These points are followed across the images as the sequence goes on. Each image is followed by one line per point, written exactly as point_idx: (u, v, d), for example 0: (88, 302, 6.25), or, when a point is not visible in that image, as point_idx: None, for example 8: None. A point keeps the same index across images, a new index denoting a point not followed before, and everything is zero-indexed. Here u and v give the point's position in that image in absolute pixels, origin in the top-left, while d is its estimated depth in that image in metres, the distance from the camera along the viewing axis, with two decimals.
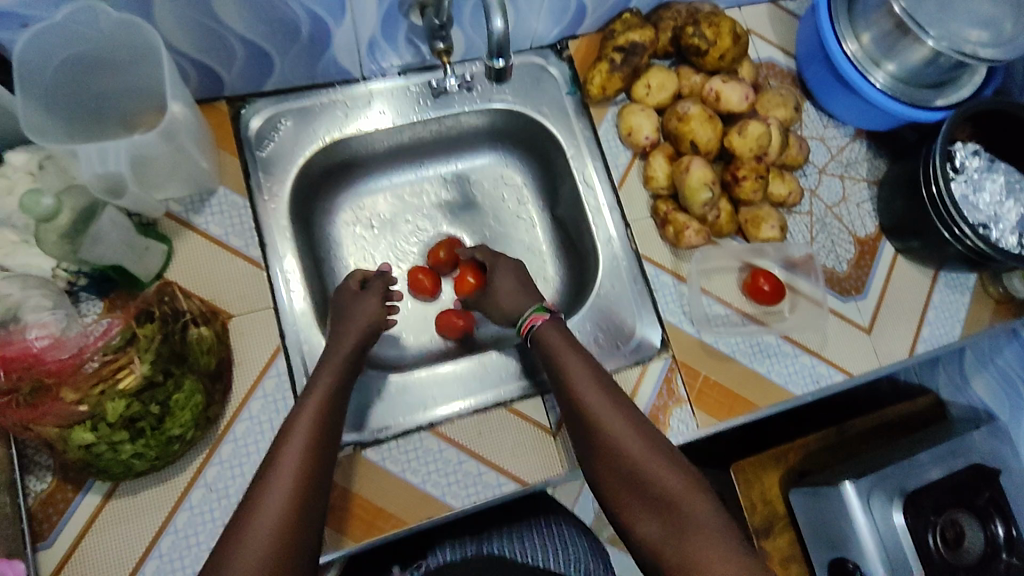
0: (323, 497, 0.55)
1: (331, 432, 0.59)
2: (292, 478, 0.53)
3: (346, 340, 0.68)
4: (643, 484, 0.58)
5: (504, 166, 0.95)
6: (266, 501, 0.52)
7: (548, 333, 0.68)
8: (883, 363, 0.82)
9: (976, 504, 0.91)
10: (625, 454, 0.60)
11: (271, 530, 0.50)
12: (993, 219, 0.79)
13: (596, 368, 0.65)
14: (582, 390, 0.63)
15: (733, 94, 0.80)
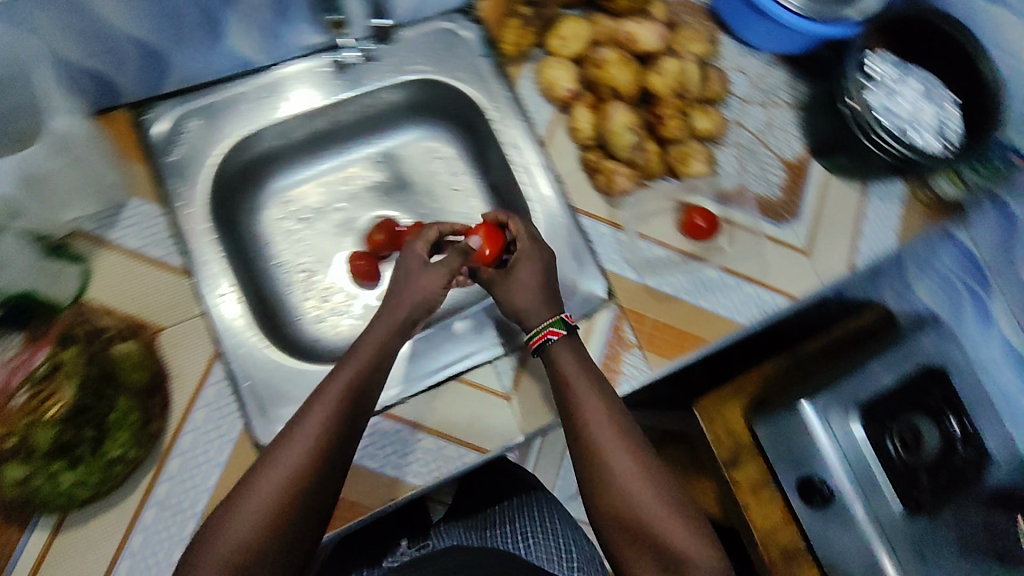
0: (322, 498, 0.56)
1: (342, 426, 0.58)
2: (285, 477, 0.55)
3: (395, 316, 0.67)
4: (650, 535, 0.61)
5: (430, 138, 0.92)
6: (254, 493, 0.54)
7: (562, 360, 0.68)
8: (826, 282, 0.84)
9: (930, 404, 0.94)
10: (637, 509, 0.62)
11: (254, 529, 0.53)
12: (912, 122, 0.79)
13: (611, 405, 0.66)
14: (595, 429, 0.64)
15: (648, 34, 0.78)
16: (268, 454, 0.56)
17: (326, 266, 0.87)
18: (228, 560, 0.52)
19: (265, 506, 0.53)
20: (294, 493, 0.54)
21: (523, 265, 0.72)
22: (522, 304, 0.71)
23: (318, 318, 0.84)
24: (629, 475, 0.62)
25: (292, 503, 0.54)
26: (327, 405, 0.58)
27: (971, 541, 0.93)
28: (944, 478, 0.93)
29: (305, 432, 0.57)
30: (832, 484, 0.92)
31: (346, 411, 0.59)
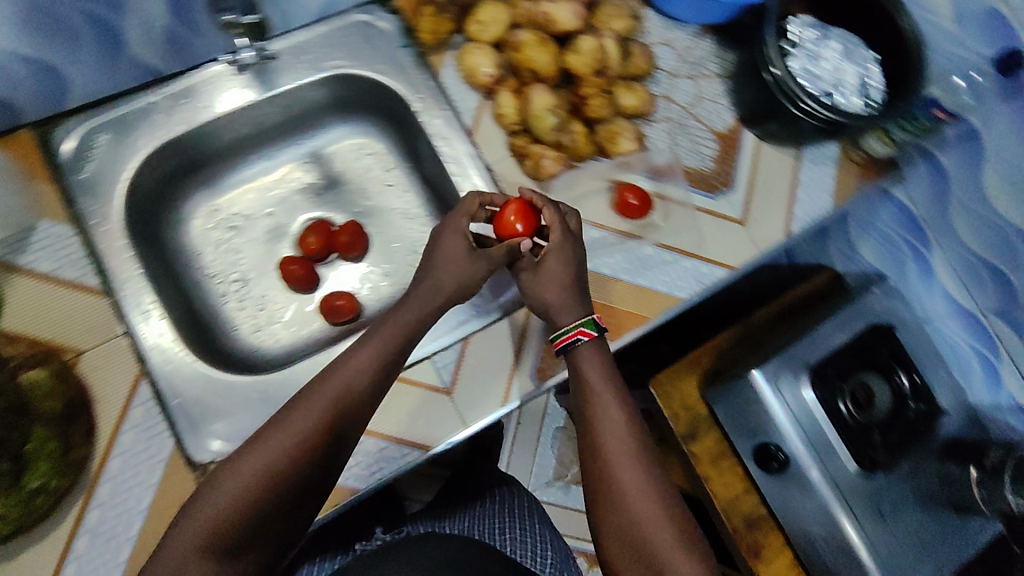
0: (301, 488, 0.58)
1: (339, 421, 0.59)
2: (271, 462, 0.56)
3: (436, 298, 0.68)
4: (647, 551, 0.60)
5: (361, 134, 0.91)
6: (240, 470, 0.56)
7: (585, 360, 0.67)
8: (763, 250, 0.84)
9: (879, 361, 0.95)
10: (636, 524, 0.60)
11: (231, 506, 0.55)
12: (835, 85, 0.78)
13: (630, 418, 0.65)
14: (606, 437, 0.64)
15: (564, 12, 0.76)
16: (263, 435, 0.58)
17: (260, 275, 0.86)
18: (202, 533, 0.55)
19: (246, 487, 0.56)
20: (275, 479, 0.56)
21: (552, 258, 0.69)
22: (552, 301, 0.69)
23: (255, 329, 0.83)
24: (634, 493, 0.61)
25: (273, 488, 0.56)
26: (327, 398, 0.60)
27: (929, 495, 0.93)
28: (896, 434, 0.93)
29: (301, 422, 0.58)
30: (787, 449, 0.93)
31: (347, 405, 0.60)
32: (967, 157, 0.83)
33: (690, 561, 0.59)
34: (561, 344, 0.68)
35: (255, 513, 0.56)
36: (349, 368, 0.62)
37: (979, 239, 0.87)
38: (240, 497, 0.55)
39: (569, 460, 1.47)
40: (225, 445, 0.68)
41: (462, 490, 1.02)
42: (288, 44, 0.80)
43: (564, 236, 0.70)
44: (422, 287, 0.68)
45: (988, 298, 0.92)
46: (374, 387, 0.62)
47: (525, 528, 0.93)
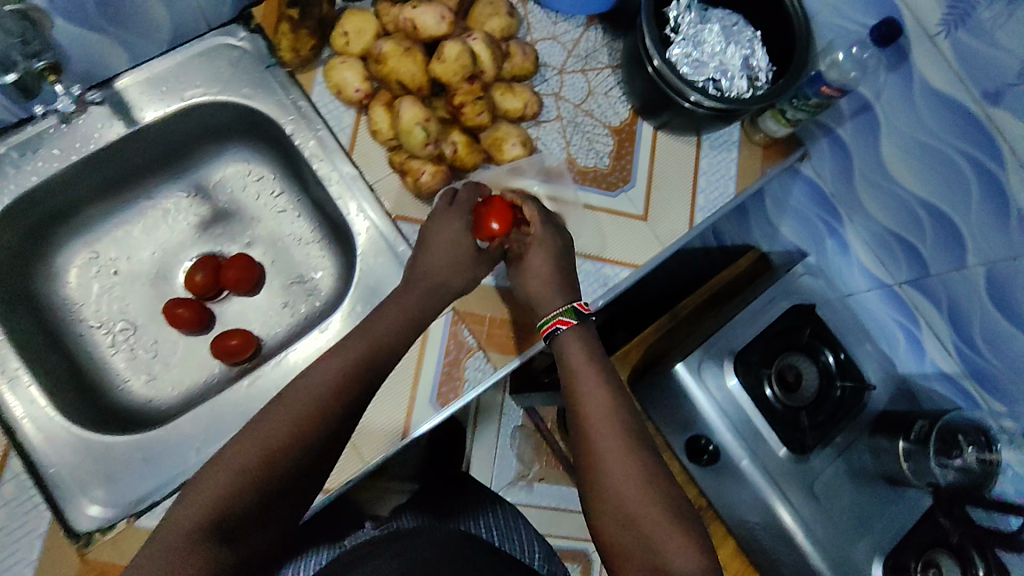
0: (322, 452, 0.58)
1: (347, 397, 0.60)
2: (277, 436, 0.56)
3: (451, 287, 0.70)
4: (637, 527, 0.58)
5: (247, 159, 0.86)
6: (246, 443, 0.56)
7: (569, 346, 0.68)
8: (668, 244, 0.81)
9: (802, 342, 0.95)
10: (624, 500, 0.59)
11: (237, 478, 0.53)
12: (720, 71, 0.75)
13: (616, 399, 0.66)
14: (590, 418, 0.64)
15: (428, 18, 0.71)
16: (268, 412, 0.58)
17: (150, 322, 0.82)
18: (211, 498, 0.52)
19: (252, 458, 0.54)
20: (278, 452, 0.55)
21: (536, 252, 0.72)
22: (538, 291, 0.72)
23: (149, 378, 0.80)
24: (621, 471, 0.60)
25: (290, 451, 0.56)
26: (334, 374, 0.61)
27: (861, 470, 0.94)
28: (826, 415, 0.92)
29: (307, 397, 0.59)
30: (717, 441, 0.93)
31: (354, 382, 0.61)
32: (863, 132, 0.80)
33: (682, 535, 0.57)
34: (548, 333, 0.70)
35: (260, 488, 0.54)
36: (354, 347, 0.63)
37: (885, 211, 0.85)
38: (245, 468, 0.54)
39: (530, 459, 1.41)
40: (106, 509, 0.67)
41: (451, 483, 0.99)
42: (141, 78, 0.74)
43: (549, 231, 0.73)
44: (408, 278, 0.69)
45: (902, 270, 0.89)
46: (379, 369, 0.63)
47: (508, 526, 0.94)
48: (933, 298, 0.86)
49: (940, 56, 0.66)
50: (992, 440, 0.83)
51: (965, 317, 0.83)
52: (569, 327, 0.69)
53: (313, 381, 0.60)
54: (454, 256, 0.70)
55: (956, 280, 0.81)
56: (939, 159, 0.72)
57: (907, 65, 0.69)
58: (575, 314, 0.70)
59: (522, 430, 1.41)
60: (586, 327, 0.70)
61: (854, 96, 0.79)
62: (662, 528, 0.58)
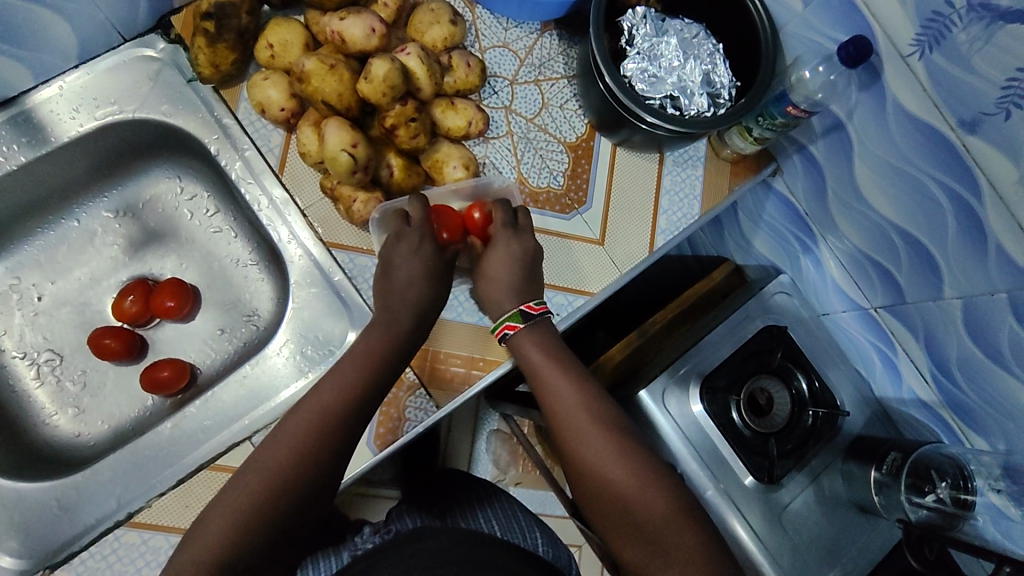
0: (331, 475, 0.56)
1: (331, 439, 0.56)
2: (265, 487, 0.53)
3: (433, 301, 0.66)
4: (621, 502, 0.59)
5: (178, 176, 0.81)
6: (234, 499, 0.53)
7: (525, 346, 0.66)
8: (625, 270, 0.77)
9: (774, 365, 0.89)
10: (607, 479, 0.60)
11: (247, 512, 0.52)
12: (679, 88, 0.70)
13: (579, 382, 0.65)
14: (560, 407, 0.64)
15: (356, 31, 0.66)
16: (253, 465, 0.55)
17: (76, 350, 0.77)
18: (223, 537, 0.51)
19: (243, 513, 0.52)
20: (269, 503, 0.53)
21: (496, 255, 0.68)
22: (494, 297, 0.68)
23: (77, 412, 0.75)
24: (597, 459, 0.60)
25: (298, 479, 0.54)
26: (318, 419, 0.57)
27: (833, 500, 0.88)
28: (795, 443, 0.86)
29: (292, 446, 0.55)
30: (684, 469, 0.84)
31: (337, 424, 0.57)
32: (835, 150, 0.76)
33: (666, 503, 0.58)
34: (501, 337, 0.68)
35: (270, 515, 0.52)
36: (335, 385, 0.59)
37: (858, 230, 0.81)
38: (236, 523, 0.52)
39: (507, 463, 1.24)
40: (18, 562, 0.61)
41: (444, 479, 0.95)
42: (56, 93, 0.70)
43: (510, 235, 0.69)
44: (380, 308, 0.65)
45: (878, 295, 0.86)
46: (365, 399, 0.60)
47: (510, 514, 0.90)
48: (910, 325, 0.82)
49: (914, 80, 0.63)
50: (967, 476, 0.79)
51: (941, 345, 0.79)
52: (518, 332, 0.67)
53: (292, 430, 0.56)
54: (416, 273, 0.65)
55: (932, 309, 0.76)
56: (913, 185, 0.69)
57: (879, 85, 0.66)
58: (523, 318, 0.67)
59: (498, 433, 1.24)
60: (540, 325, 0.68)
61: (825, 113, 0.75)
62: (646, 499, 0.58)
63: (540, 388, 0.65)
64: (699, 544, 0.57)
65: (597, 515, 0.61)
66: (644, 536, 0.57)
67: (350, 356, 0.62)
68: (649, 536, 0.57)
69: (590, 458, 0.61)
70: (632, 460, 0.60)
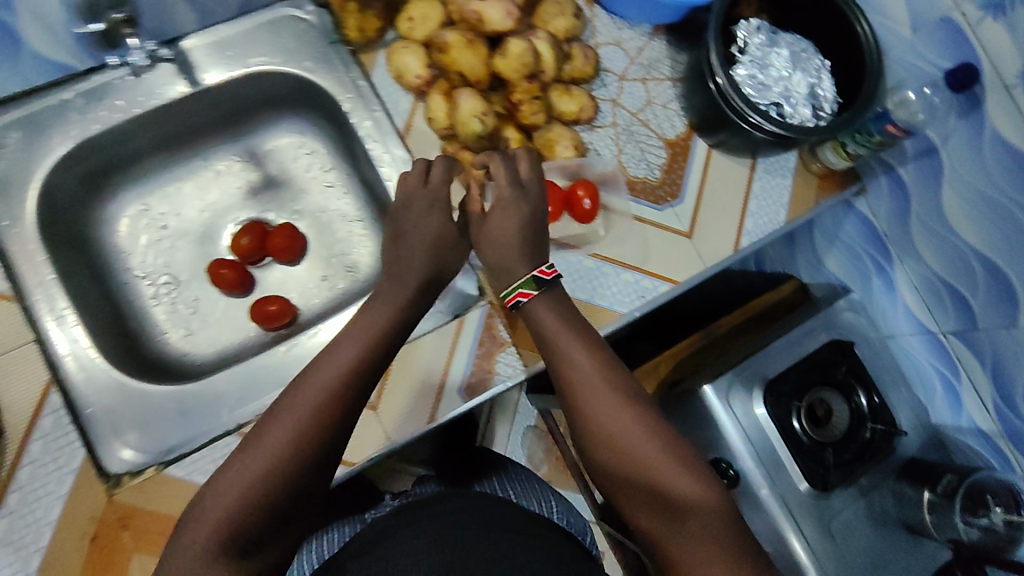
0: (337, 446, 0.57)
1: (340, 415, 0.57)
2: (271, 465, 0.53)
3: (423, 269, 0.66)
4: (641, 473, 0.58)
5: (301, 131, 0.88)
6: (239, 476, 0.53)
7: (541, 314, 0.64)
8: (709, 264, 0.81)
9: (837, 378, 0.93)
10: (628, 449, 0.59)
11: (258, 483, 0.53)
12: (784, 96, 0.74)
13: (597, 352, 0.63)
14: (577, 377, 0.61)
15: (495, 12, 0.72)
16: (252, 444, 0.55)
17: (192, 276, 0.83)
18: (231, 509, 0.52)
19: (251, 486, 0.52)
20: (279, 479, 0.53)
21: (499, 218, 0.66)
22: (504, 262, 0.66)
23: (187, 332, 0.81)
24: (617, 428, 0.59)
25: (307, 452, 0.55)
26: (319, 399, 0.56)
27: (881, 516, 0.90)
28: (851, 455, 0.89)
29: (294, 427, 0.55)
30: (738, 466, 0.88)
31: (338, 408, 0.57)
32: (925, 175, 0.80)
33: (684, 475, 0.57)
34: (512, 303, 0.66)
35: (279, 488, 0.53)
36: (331, 369, 0.58)
37: (937, 254, 0.84)
38: (248, 498, 0.52)
39: (540, 459, 1.28)
40: (137, 456, 0.66)
41: (469, 455, 0.99)
42: (212, 38, 0.76)
43: (515, 195, 0.67)
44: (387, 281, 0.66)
45: (949, 320, 0.88)
46: (370, 373, 0.60)
47: (520, 481, 0.92)
48: (978, 353, 0.85)
49: (1016, 111, 0.66)
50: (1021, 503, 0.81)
51: (1008, 375, 0.81)
52: (530, 299, 0.64)
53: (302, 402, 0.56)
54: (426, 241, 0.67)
55: (1003, 338, 0.79)
56: (999, 215, 0.72)
57: (979, 114, 0.70)
58: (535, 285, 0.64)
59: (535, 430, 1.28)
60: (553, 292, 0.65)
61: (920, 137, 0.79)
62: (668, 469, 0.57)
63: (554, 357, 0.63)
64: (723, 518, 0.56)
65: (615, 486, 0.60)
66: (666, 504, 0.57)
67: (356, 330, 0.61)
68: (670, 506, 0.56)
69: (609, 428, 0.59)
70: (652, 431, 0.59)
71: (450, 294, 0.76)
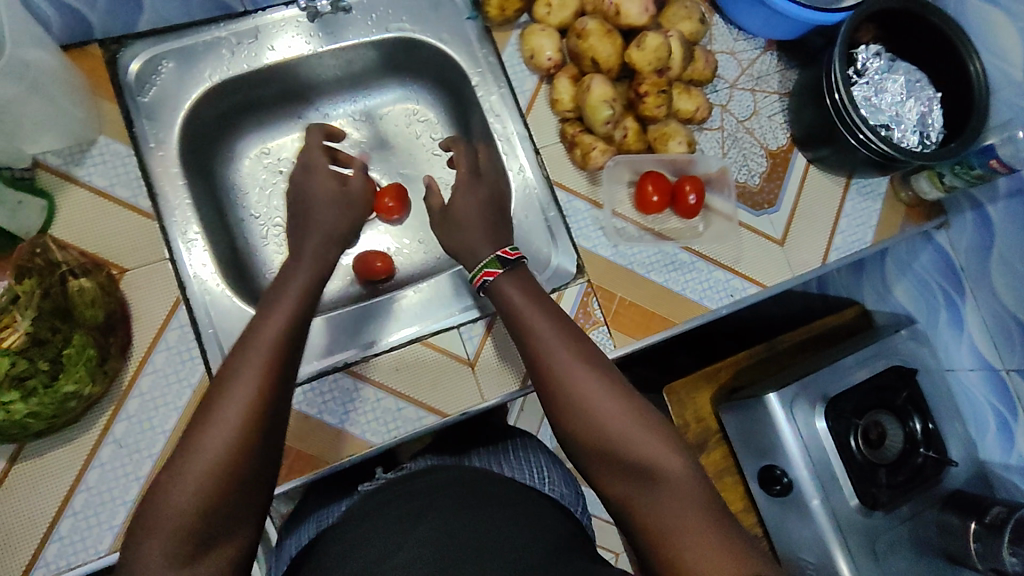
0: (281, 409, 0.55)
1: (277, 375, 0.55)
2: (221, 448, 0.50)
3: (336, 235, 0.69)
4: (613, 445, 0.56)
5: (417, 100, 0.91)
6: (192, 465, 0.49)
7: (507, 291, 0.64)
8: (797, 273, 0.84)
9: (896, 404, 0.95)
10: (601, 423, 0.56)
11: (217, 459, 0.49)
12: (895, 120, 0.79)
13: (563, 327, 0.62)
14: (545, 353, 0.60)
15: (633, 8, 0.77)
16: (193, 433, 0.51)
17: None
18: (193, 498, 0.48)
19: (210, 469, 0.49)
20: (238, 459, 0.50)
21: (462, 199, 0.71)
22: (470, 242, 0.69)
23: None
24: (591, 403, 0.57)
25: (259, 417, 0.52)
26: (258, 374, 0.53)
27: (922, 541, 0.92)
28: (903, 476, 0.92)
29: (237, 405, 0.51)
30: (792, 474, 0.91)
31: (276, 381, 0.54)
32: (1017, 214, 0.84)
33: (655, 440, 0.55)
34: (479, 284, 0.66)
35: (240, 461, 0.50)
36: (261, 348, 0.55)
37: (1014, 290, 0.87)
38: (211, 484, 0.49)
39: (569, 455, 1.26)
40: None
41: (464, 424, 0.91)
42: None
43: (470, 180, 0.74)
44: (323, 271, 0.67)
45: (1015, 357, 0.91)
46: (295, 338, 0.58)
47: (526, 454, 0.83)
48: None
49: None
50: None
51: None
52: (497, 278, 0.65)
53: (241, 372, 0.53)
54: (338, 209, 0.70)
55: None
56: None
57: None
58: (501, 263, 0.66)
59: None
60: (516, 271, 0.66)
61: (1016, 176, 0.83)
62: (646, 442, 0.55)
63: (522, 333, 0.62)
64: (705, 492, 0.54)
65: (589, 464, 0.58)
66: (644, 477, 0.54)
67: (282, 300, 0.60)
68: (649, 480, 0.54)
69: (582, 404, 0.57)
70: (623, 400, 0.58)
71: (550, 270, 0.79)
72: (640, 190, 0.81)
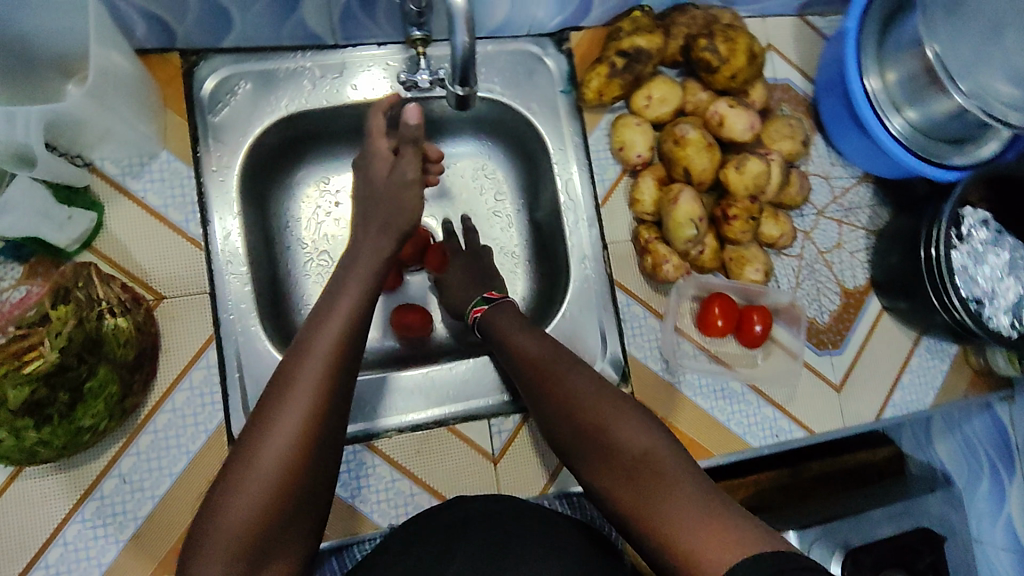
0: (338, 416, 0.52)
1: (337, 376, 0.51)
2: (244, 522, 0.46)
3: None
4: (604, 450, 0.53)
5: (489, 156, 0.87)
6: (245, 490, 0.47)
7: (493, 316, 0.69)
8: (848, 425, 0.79)
9: (917, 567, 0.84)
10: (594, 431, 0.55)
11: (275, 474, 0.47)
12: (989, 295, 0.74)
13: (552, 343, 0.63)
14: (537, 368, 0.61)
15: (738, 122, 0.73)
16: (230, 474, 0.48)
17: None
18: (251, 519, 0.46)
19: (267, 488, 0.47)
20: (285, 491, 0.48)
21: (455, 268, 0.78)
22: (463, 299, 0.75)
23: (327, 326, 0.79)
24: (581, 413, 0.56)
25: (318, 425, 0.49)
26: (316, 380, 0.50)
27: None
28: None
29: (272, 449, 0.48)
30: None
31: (330, 409, 0.50)
32: None
33: (640, 436, 0.53)
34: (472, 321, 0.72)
35: (296, 476, 0.48)
36: (298, 402, 0.49)
37: None
38: (264, 504, 0.47)
39: None
40: None
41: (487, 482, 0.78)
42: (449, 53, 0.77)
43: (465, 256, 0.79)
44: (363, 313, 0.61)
45: None
46: (358, 336, 0.54)
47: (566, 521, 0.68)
48: None
49: None
50: None
51: None
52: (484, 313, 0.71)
53: (299, 368, 0.51)
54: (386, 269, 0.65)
55: None
56: None
57: None
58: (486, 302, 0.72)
59: None
60: (501, 305, 0.71)
61: None
62: (638, 440, 0.52)
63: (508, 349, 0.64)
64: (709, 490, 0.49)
65: (593, 480, 0.55)
66: (639, 479, 0.51)
67: (333, 312, 0.54)
68: (657, 491, 0.50)
69: (575, 416, 0.56)
70: (613, 403, 0.55)
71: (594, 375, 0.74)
72: (703, 312, 0.77)
